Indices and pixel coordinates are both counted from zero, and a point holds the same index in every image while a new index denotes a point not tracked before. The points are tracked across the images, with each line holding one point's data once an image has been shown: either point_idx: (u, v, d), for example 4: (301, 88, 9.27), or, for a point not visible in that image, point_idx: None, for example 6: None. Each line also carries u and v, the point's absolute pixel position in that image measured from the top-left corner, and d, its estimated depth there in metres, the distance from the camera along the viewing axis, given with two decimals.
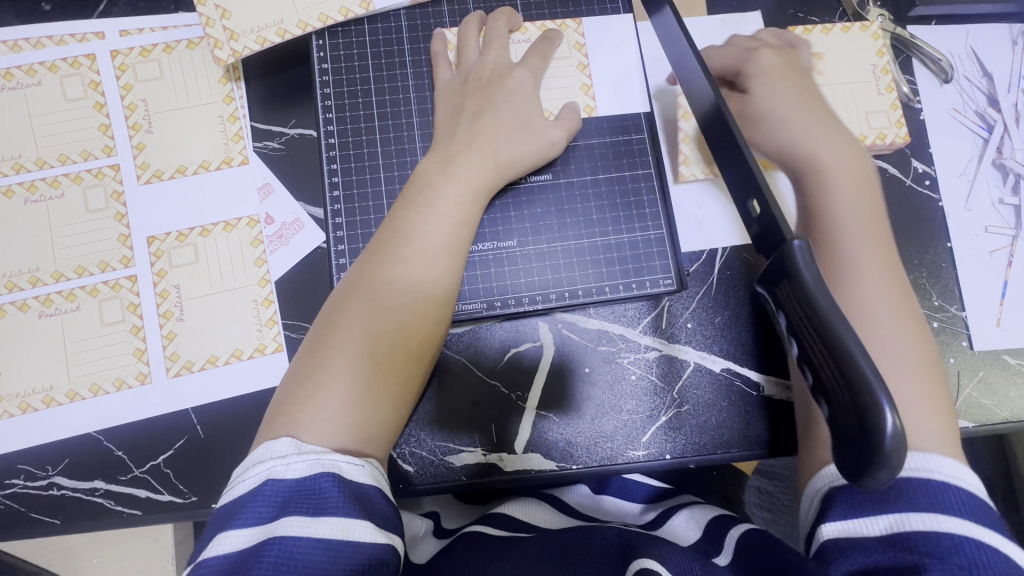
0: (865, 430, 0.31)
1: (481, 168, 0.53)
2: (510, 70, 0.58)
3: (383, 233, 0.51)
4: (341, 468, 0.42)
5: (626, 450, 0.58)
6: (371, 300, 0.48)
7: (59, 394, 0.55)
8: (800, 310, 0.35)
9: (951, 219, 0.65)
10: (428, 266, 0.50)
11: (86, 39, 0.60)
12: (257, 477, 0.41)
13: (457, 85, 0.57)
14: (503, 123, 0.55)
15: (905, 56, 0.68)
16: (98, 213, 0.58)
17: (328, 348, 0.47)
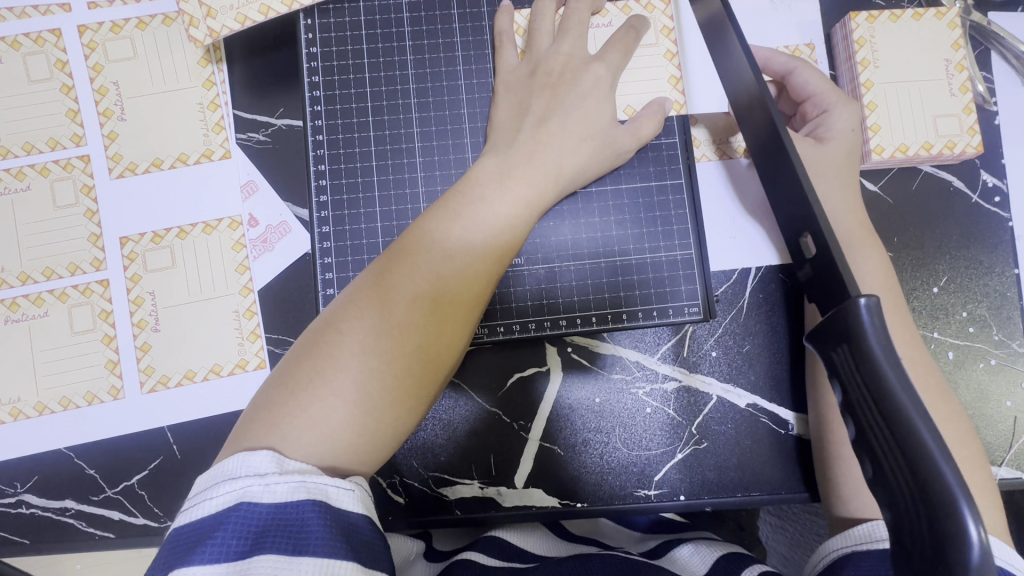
0: (937, 544, 0.25)
1: (542, 183, 0.46)
2: (589, 63, 0.49)
3: (404, 239, 0.43)
4: (329, 495, 0.34)
5: (634, 490, 0.53)
6: (379, 309, 0.40)
7: (27, 406, 0.51)
8: (860, 382, 0.29)
9: (1021, 241, 0.57)
10: (451, 274, 0.42)
11: (51, 11, 0.53)
12: (225, 498, 0.33)
13: (524, 78, 0.50)
14: (571, 131, 0.48)
15: (982, 48, 0.59)
16: (67, 210, 0.53)
17: (319, 366, 0.38)
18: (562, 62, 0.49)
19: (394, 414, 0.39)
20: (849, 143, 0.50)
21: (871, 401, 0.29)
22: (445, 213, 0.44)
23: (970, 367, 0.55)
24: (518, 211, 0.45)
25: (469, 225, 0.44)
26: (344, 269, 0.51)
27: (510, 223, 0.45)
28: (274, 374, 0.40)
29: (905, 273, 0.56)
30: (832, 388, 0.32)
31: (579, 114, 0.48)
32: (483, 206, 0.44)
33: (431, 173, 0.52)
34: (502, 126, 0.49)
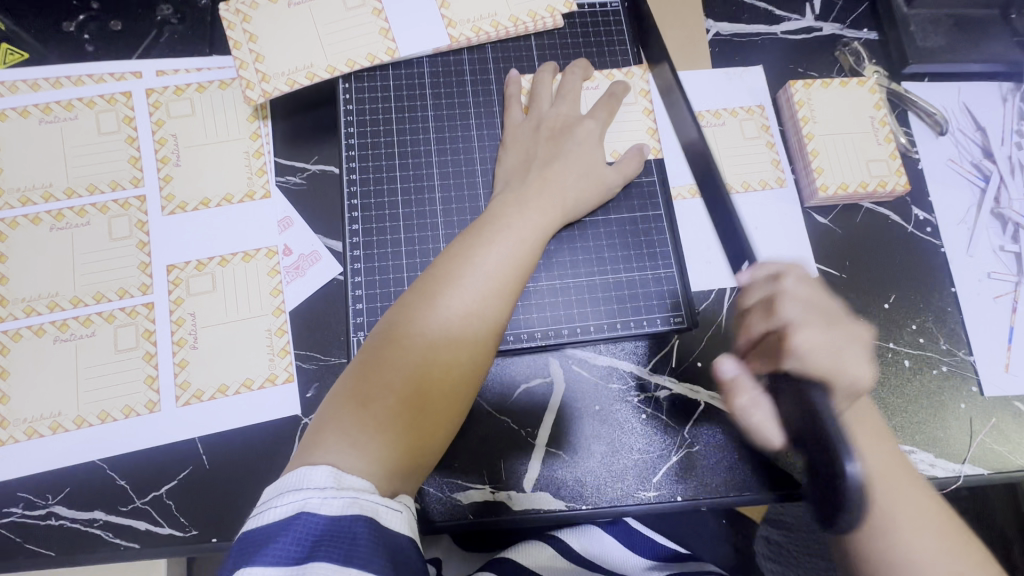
0: None
1: (550, 212, 0.55)
2: (582, 119, 0.60)
3: (442, 264, 0.50)
4: (379, 512, 0.39)
5: (636, 491, 0.57)
6: (427, 325, 0.47)
7: (67, 420, 0.54)
8: None
9: (955, 265, 0.66)
10: (487, 290, 0.49)
11: (124, 78, 0.63)
12: (288, 508, 0.38)
13: (530, 130, 0.59)
14: (571, 172, 0.57)
15: (901, 109, 0.71)
16: (121, 241, 0.59)
17: (382, 376, 0.45)
18: (559, 118, 0.60)
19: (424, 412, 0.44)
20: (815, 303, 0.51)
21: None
22: (477, 240, 0.52)
23: (924, 374, 0.62)
24: (533, 236, 0.53)
25: (499, 255, 0.51)
26: (370, 289, 0.58)
27: (525, 247, 0.52)
28: (339, 384, 0.46)
29: (859, 293, 0.64)
30: None
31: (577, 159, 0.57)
32: (507, 234, 0.52)
33: (449, 208, 0.60)
34: (512, 171, 0.58)
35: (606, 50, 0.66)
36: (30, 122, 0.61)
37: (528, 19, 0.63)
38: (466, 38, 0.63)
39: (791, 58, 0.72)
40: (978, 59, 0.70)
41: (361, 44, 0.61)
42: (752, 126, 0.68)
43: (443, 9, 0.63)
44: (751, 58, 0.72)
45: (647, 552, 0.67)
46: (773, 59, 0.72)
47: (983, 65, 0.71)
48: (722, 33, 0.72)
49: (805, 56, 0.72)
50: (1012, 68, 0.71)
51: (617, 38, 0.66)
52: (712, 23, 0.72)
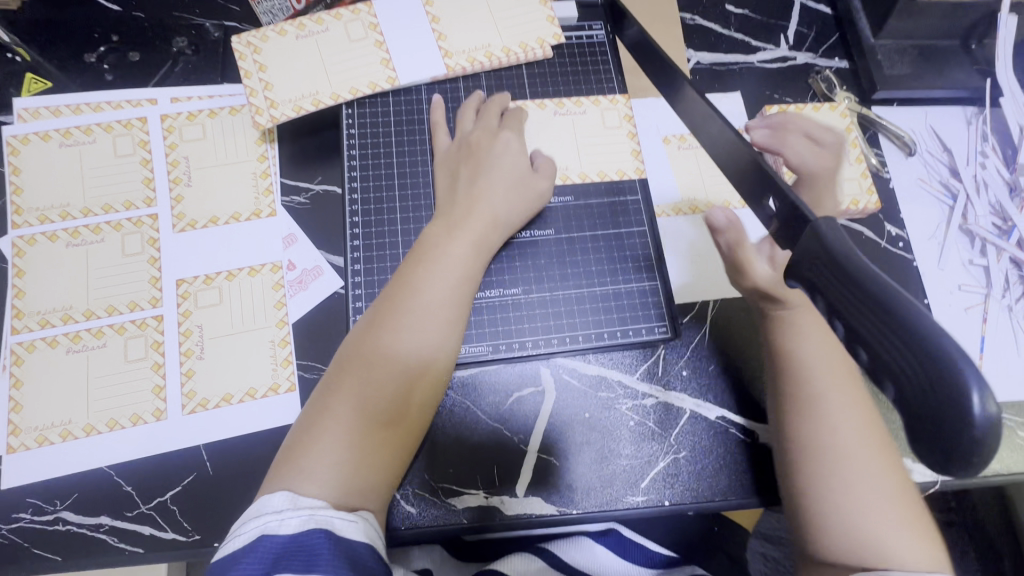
0: (937, 401, 0.26)
1: (484, 229, 0.58)
2: (497, 135, 0.63)
3: (392, 289, 0.54)
4: (335, 525, 0.44)
5: (625, 496, 0.59)
6: (378, 349, 0.51)
7: (76, 428, 0.57)
8: (843, 287, 0.32)
9: (927, 277, 0.69)
10: (431, 311, 0.53)
11: (141, 104, 0.67)
12: (251, 532, 0.42)
13: (454, 151, 0.63)
14: (503, 186, 0.61)
15: (872, 132, 0.75)
16: (133, 257, 0.63)
17: (341, 400, 0.49)
18: (478, 135, 0.63)
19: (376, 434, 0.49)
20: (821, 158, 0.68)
21: (839, 263, 0.33)
22: (422, 265, 0.55)
23: None
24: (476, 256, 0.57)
25: (442, 277, 0.54)
26: (370, 300, 0.61)
27: (466, 266, 0.56)
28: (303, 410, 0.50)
29: None
30: (815, 301, 0.34)
31: (499, 177, 0.61)
32: (453, 256, 0.56)
33: None
34: (448, 191, 0.61)
35: (593, 78, 0.70)
36: (50, 145, 0.65)
37: (519, 50, 0.68)
38: (462, 68, 0.67)
39: (767, 85, 0.77)
40: (942, 86, 0.75)
41: (364, 72, 0.66)
42: None
43: (441, 41, 0.67)
44: (730, 85, 0.76)
45: (640, 559, 0.70)
46: (751, 85, 0.76)
47: (947, 90, 0.76)
48: (702, 62, 0.77)
49: (780, 83, 0.77)
50: (975, 93, 0.76)
51: (603, 68, 0.71)
52: (693, 53, 0.77)
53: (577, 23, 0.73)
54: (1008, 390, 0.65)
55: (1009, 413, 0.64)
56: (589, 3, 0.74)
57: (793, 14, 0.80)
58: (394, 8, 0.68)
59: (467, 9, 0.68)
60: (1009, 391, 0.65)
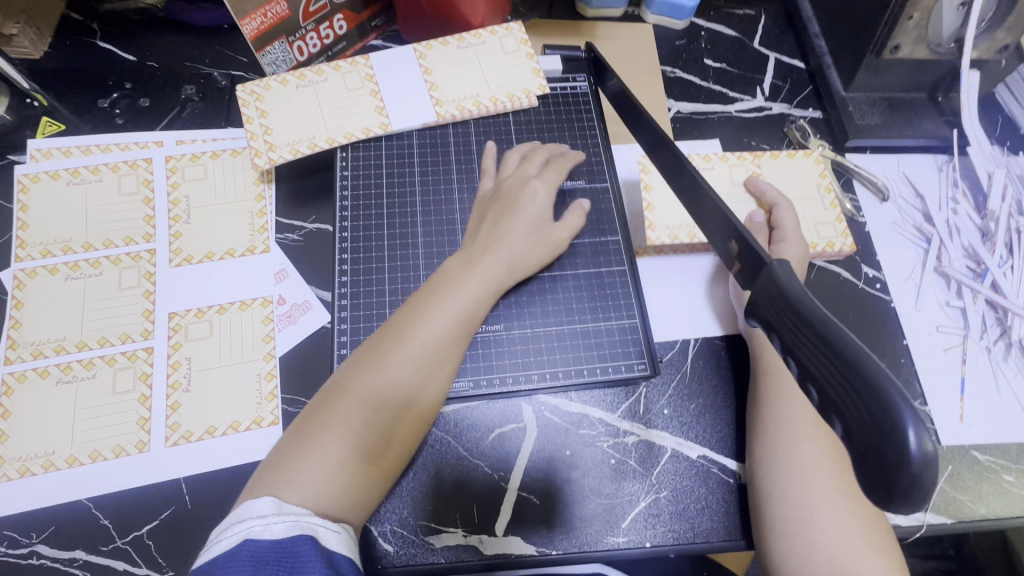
0: (882, 440, 0.28)
1: (496, 271, 0.60)
2: (528, 181, 0.66)
3: (395, 321, 0.57)
4: (318, 530, 0.45)
5: (605, 536, 0.58)
6: (369, 377, 0.52)
7: (60, 458, 0.57)
8: (796, 326, 0.34)
9: (904, 318, 0.70)
10: (429, 345, 0.55)
11: (147, 146, 0.71)
12: (233, 538, 0.43)
13: (490, 196, 0.66)
14: (519, 230, 0.62)
15: (847, 178, 0.78)
16: (129, 290, 0.65)
17: (330, 416, 0.51)
18: (512, 181, 0.66)
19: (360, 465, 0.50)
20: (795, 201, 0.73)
21: (791, 303, 0.34)
22: (428, 299, 0.57)
23: None
24: (482, 293, 0.59)
25: (443, 313, 0.56)
26: (356, 334, 0.62)
27: (471, 305, 0.58)
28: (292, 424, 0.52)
29: None
30: (772, 339, 0.36)
31: (519, 224, 0.62)
32: (461, 291, 0.58)
33: (431, 263, 0.66)
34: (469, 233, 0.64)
35: (577, 126, 0.74)
36: (59, 184, 0.68)
37: (506, 99, 0.72)
38: (451, 115, 0.71)
39: (745, 133, 0.80)
40: (911, 135, 0.79)
41: (358, 119, 0.70)
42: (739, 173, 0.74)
43: (432, 90, 0.72)
44: (709, 133, 0.80)
45: None
46: (729, 133, 0.80)
47: (917, 140, 0.79)
48: (682, 111, 0.81)
49: (757, 132, 0.80)
50: (943, 143, 0.80)
51: (586, 116, 0.75)
52: (673, 103, 0.82)
53: (562, 75, 0.77)
54: (990, 431, 0.65)
55: (993, 455, 0.64)
56: (573, 57, 0.79)
57: (767, 68, 0.85)
58: (388, 60, 0.72)
59: (457, 62, 0.73)
60: (991, 432, 0.65)
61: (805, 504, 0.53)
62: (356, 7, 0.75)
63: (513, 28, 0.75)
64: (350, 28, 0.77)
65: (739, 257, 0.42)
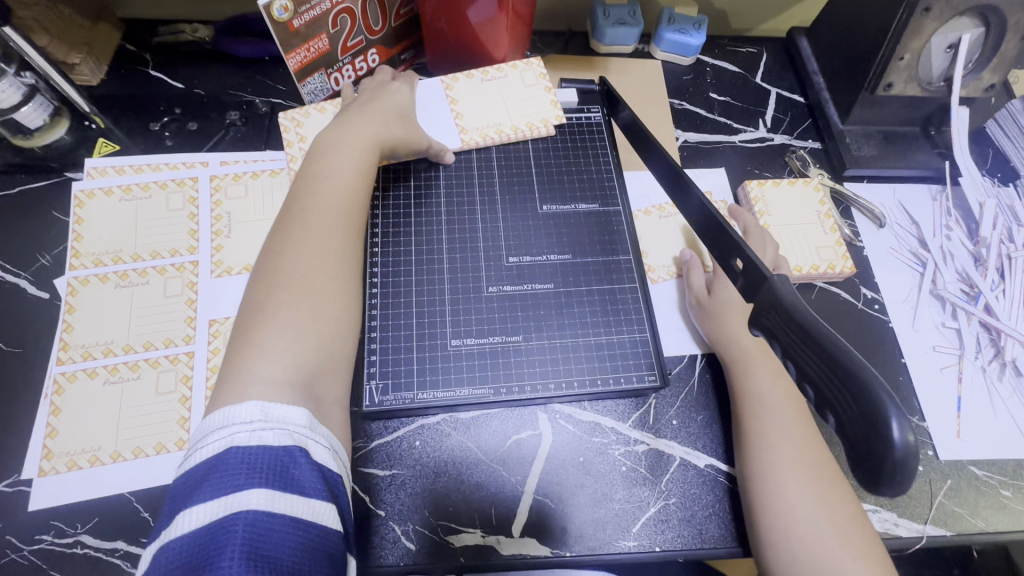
0: (869, 433, 0.32)
1: (373, 133, 0.67)
2: (388, 80, 0.75)
3: (285, 208, 0.60)
4: (307, 444, 0.46)
5: (616, 540, 0.61)
6: (284, 264, 0.55)
7: (105, 454, 0.61)
8: (793, 333, 0.38)
9: (902, 338, 0.74)
10: (323, 213, 0.59)
11: (193, 166, 0.77)
12: (219, 444, 0.44)
13: (355, 94, 0.74)
14: (394, 109, 0.71)
15: (845, 205, 0.83)
16: (173, 298, 0.69)
17: (262, 308, 0.52)
18: (374, 81, 0.75)
19: (311, 337, 0.52)
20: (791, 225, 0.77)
21: (789, 313, 0.39)
22: (313, 178, 0.62)
23: None
24: (365, 150, 0.65)
25: (330, 182, 0.61)
26: (384, 344, 0.66)
27: (354, 173, 0.63)
28: (229, 338, 0.52)
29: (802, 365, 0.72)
30: (772, 346, 0.40)
31: (389, 106, 0.71)
32: (344, 156, 0.64)
33: (455, 277, 0.70)
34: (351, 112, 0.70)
35: (591, 153, 0.80)
36: (112, 199, 0.74)
37: (526, 129, 0.78)
38: (475, 141, 0.77)
39: (748, 161, 0.86)
40: (906, 166, 0.84)
41: None
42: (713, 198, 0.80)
43: (458, 118, 0.78)
44: (714, 161, 0.85)
45: None
46: (733, 161, 0.85)
47: (912, 170, 0.84)
48: (689, 141, 0.87)
49: (759, 161, 0.86)
50: (938, 173, 0.84)
51: (599, 144, 0.81)
52: (681, 133, 0.87)
53: (577, 106, 0.83)
54: (987, 448, 0.67)
55: (990, 471, 0.66)
56: (588, 90, 0.85)
57: (769, 102, 0.91)
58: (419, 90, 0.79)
59: (482, 95, 0.80)
60: (988, 449, 0.67)
61: (799, 514, 0.56)
62: (388, 43, 0.82)
63: (533, 63, 0.81)
64: (382, 61, 0.84)
65: (742, 273, 0.46)
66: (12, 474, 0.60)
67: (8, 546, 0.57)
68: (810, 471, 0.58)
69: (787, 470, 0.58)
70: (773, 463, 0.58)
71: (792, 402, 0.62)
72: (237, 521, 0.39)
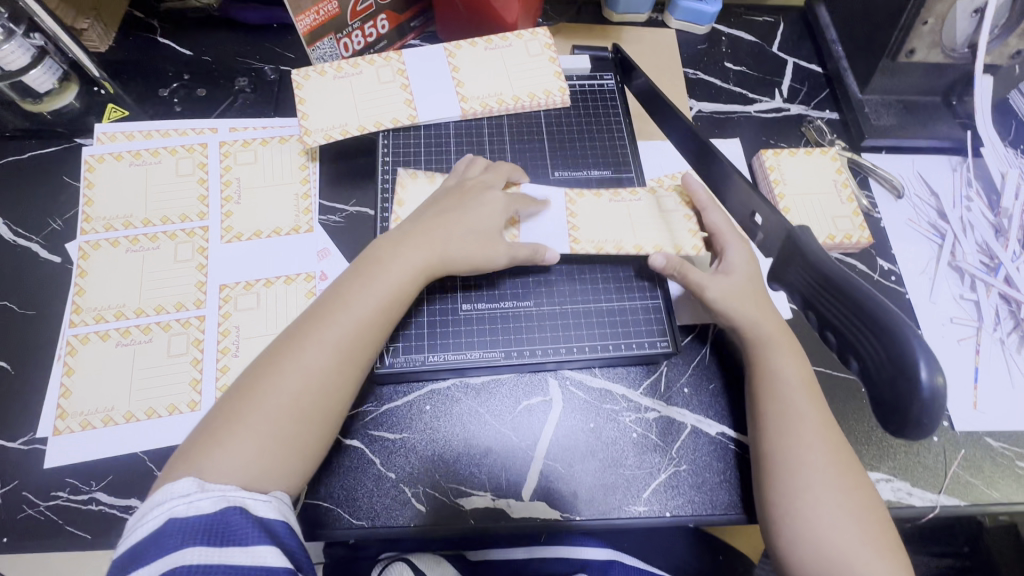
0: (892, 372, 0.32)
1: (426, 250, 0.60)
2: (489, 188, 0.66)
3: (326, 300, 0.56)
4: (248, 504, 0.46)
5: (626, 505, 0.60)
6: (292, 360, 0.52)
7: (118, 414, 0.61)
8: (817, 285, 0.38)
9: (919, 310, 0.73)
10: (352, 329, 0.54)
11: (203, 132, 0.76)
12: (155, 520, 0.43)
13: (449, 190, 0.67)
14: (472, 228, 0.63)
15: (863, 176, 0.81)
16: (184, 263, 0.69)
17: (250, 394, 0.51)
18: (475, 181, 0.67)
19: (282, 450, 0.50)
20: (804, 192, 0.76)
21: (811, 266, 0.39)
22: (357, 279, 0.57)
23: None
24: (414, 264, 0.59)
25: (370, 291, 0.56)
26: None
27: (399, 289, 0.58)
28: (213, 409, 0.51)
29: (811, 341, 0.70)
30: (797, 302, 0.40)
31: (461, 225, 0.62)
32: (386, 277, 0.57)
33: None
34: (424, 216, 0.63)
35: (603, 121, 0.79)
36: (122, 164, 0.73)
37: (652, 250, 0.67)
38: (474, 111, 0.75)
39: (763, 131, 0.84)
40: (926, 137, 0.82)
41: (389, 110, 0.74)
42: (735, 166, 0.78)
43: (572, 230, 0.68)
44: (729, 130, 0.84)
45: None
46: (748, 130, 0.84)
47: (931, 141, 0.82)
48: (704, 110, 0.85)
49: (775, 131, 0.84)
50: (958, 144, 0.82)
51: (612, 111, 0.79)
52: (695, 103, 0.86)
53: (590, 73, 0.82)
54: (1004, 419, 0.66)
55: (1007, 442, 0.65)
56: (601, 57, 0.83)
57: (787, 71, 0.89)
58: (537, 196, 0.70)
59: (480, 58, 0.78)
60: (1005, 421, 0.66)
61: (817, 483, 0.55)
62: (397, 8, 0.81)
63: (539, 34, 0.79)
64: (391, 28, 0.82)
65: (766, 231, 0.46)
66: (27, 433, 0.61)
67: (25, 501, 0.58)
68: (821, 435, 0.57)
69: (802, 432, 0.57)
70: (780, 423, 0.58)
71: (801, 365, 0.62)
72: None
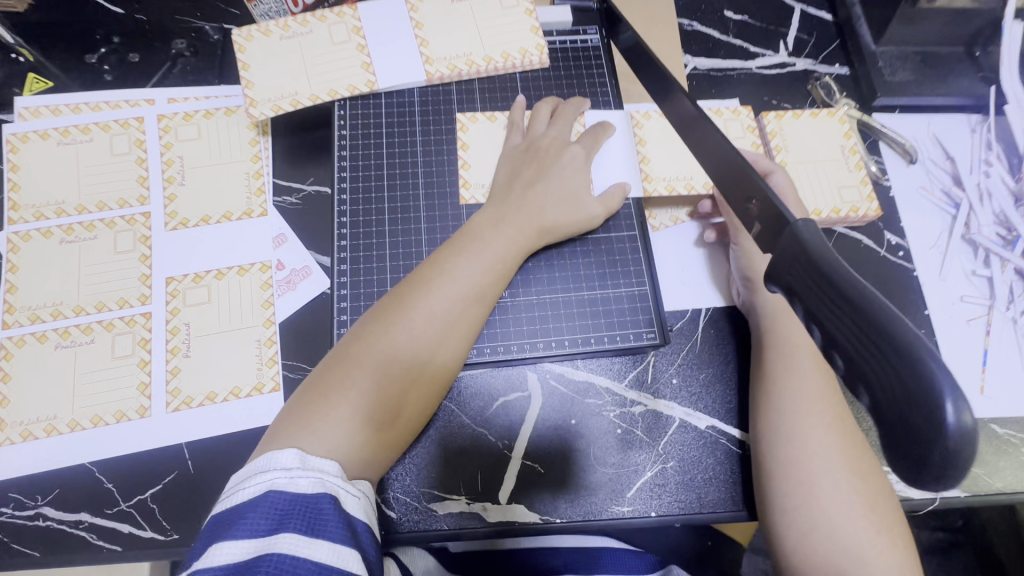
0: (909, 408, 0.26)
1: (525, 229, 0.59)
2: (564, 150, 0.64)
3: (427, 267, 0.56)
4: (342, 495, 0.42)
5: (610, 506, 0.57)
6: (398, 326, 0.52)
7: (61, 423, 0.57)
8: (820, 289, 0.31)
9: (928, 287, 0.67)
10: (457, 300, 0.54)
11: (139, 105, 0.68)
12: (257, 487, 0.41)
13: (521, 152, 0.64)
14: (554, 194, 0.61)
15: (873, 139, 0.74)
16: (125, 255, 0.63)
17: (356, 358, 0.50)
18: (548, 143, 0.64)
19: (385, 420, 0.50)
20: (809, 161, 0.69)
21: (815, 264, 0.32)
22: (455, 249, 0.57)
23: None
24: (516, 237, 0.59)
25: (472, 262, 0.56)
26: (356, 301, 0.61)
27: (500, 261, 0.57)
28: (314, 374, 0.51)
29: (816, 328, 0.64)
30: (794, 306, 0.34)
31: (552, 191, 0.61)
32: (485, 253, 0.57)
33: (433, 227, 0.64)
34: (499, 186, 0.63)
35: (587, 84, 0.71)
36: (50, 143, 0.66)
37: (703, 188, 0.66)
38: (441, 75, 0.68)
39: (765, 90, 0.76)
40: (943, 93, 0.74)
41: (343, 75, 0.66)
42: (738, 127, 0.71)
43: (642, 164, 0.67)
44: (727, 90, 0.76)
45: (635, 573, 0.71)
46: (748, 90, 0.76)
47: (949, 98, 0.74)
48: (699, 67, 0.77)
49: (778, 89, 0.76)
50: (978, 101, 0.75)
51: (596, 71, 0.71)
52: (690, 59, 0.77)
53: (571, 28, 0.73)
54: (1011, 405, 0.62)
55: (1014, 429, 0.62)
56: (584, 8, 0.74)
57: (793, 20, 0.80)
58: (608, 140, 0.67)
59: (446, 12, 0.69)
60: (1013, 406, 0.62)
61: (811, 486, 0.52)
62: None
63: None
64: None
65: (759, 216, 0.39)
66: None
67: None
68: (821, 429, 0.54)
69: (798, 430, 0.54)
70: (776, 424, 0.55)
71: (797, 355, 0.57)
72: (262, 566, 0.36)
